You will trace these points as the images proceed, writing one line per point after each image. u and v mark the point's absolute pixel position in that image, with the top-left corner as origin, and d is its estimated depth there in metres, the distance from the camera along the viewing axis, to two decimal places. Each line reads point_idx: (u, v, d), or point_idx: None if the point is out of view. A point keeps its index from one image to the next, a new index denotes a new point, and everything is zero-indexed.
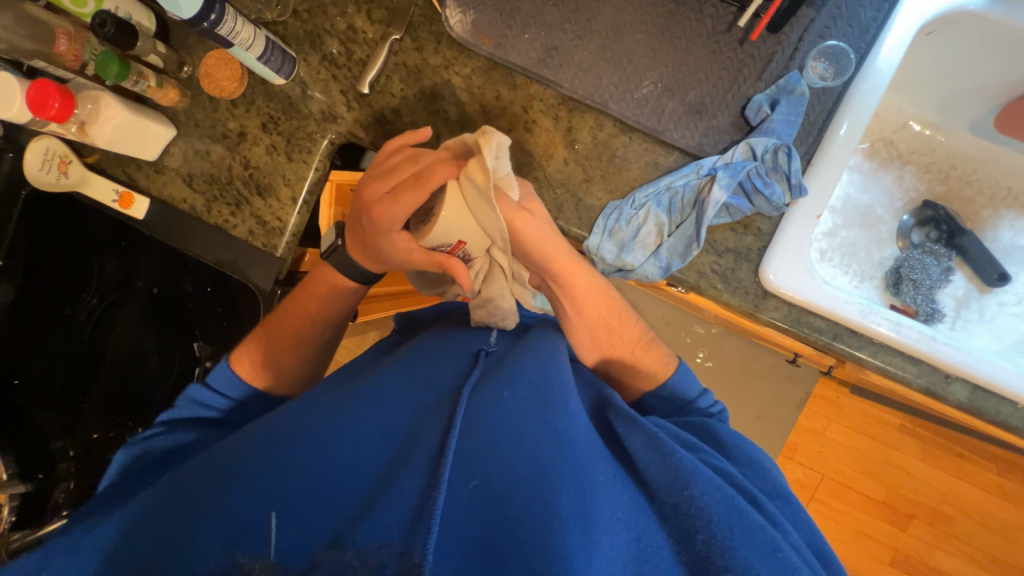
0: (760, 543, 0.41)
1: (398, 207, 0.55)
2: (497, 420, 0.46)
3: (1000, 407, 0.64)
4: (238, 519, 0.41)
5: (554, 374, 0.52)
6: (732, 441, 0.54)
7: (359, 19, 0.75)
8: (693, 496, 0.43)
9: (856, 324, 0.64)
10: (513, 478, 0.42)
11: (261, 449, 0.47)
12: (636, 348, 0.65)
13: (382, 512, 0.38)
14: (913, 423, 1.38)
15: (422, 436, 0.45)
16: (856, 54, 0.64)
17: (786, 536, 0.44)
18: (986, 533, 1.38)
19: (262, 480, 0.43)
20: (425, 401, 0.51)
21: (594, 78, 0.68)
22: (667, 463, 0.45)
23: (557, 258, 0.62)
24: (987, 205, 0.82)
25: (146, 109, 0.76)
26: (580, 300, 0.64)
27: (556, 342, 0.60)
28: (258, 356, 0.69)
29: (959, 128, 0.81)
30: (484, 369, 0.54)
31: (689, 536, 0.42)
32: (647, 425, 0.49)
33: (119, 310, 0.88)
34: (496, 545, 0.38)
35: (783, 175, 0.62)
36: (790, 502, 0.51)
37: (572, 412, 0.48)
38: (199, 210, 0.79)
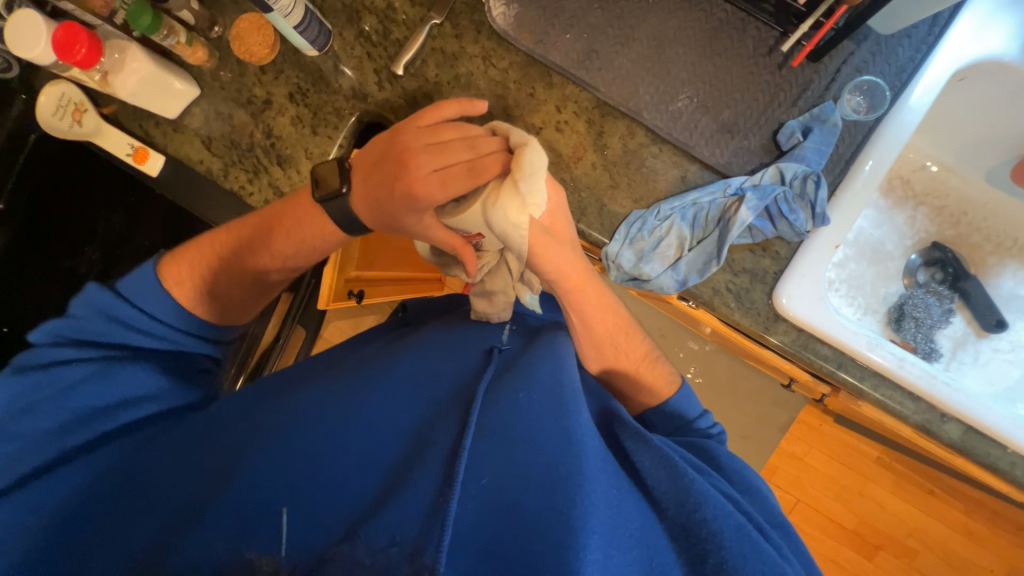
0: (771, 573, 0.40)
1: (441, 190, 0.54)
2: (511, 422, 0.44)
3: (989, 450, 0.66)
4: (245, 507, 0.40)
5: (569, 378, 0.50)
6: (733, 466, 0.53)
7: (400, 0, 0.74)
8: (704, 519, 0.42)
9: (861, 355, 0.65)
10: (528, 486, 0.40)
11: (273, 430, 0.46)
12: (641, 365, 0.65)
13: (398, 507, 0.37)
14: (890, 457, 1.41)
15: (435, 433, 0.44)
16: (891, 91, 0.65)
17: (791, 564, 0.44)
18: (948, 569, 1.42)
19: (274, 464, 0.42)
20: (436, 397, 0.49)
21: (631, 85, 0.68)
22: (678, 483, 0.44)
23: (570, 279, 0.62)
24: (991, 252, 0.84)
25: (171, 65, 0.74)
26: (590, 316, 0.64)
27: (566, 345, 0.57)
28: (203, 279, 0.62)
29: (974, 176, 0.83)
30: (497, 369, 0.53)
31: (699, 559, 0.41)
32: (658, 443, 0.48)
33: (118, 268, 0.84)
34: (507, 554, 0.37)
35: (808, 204, 0.63)
36: (787, 529, 0.50)
37: (587, 420, 0.45)
38: (215, 174, 0.78)
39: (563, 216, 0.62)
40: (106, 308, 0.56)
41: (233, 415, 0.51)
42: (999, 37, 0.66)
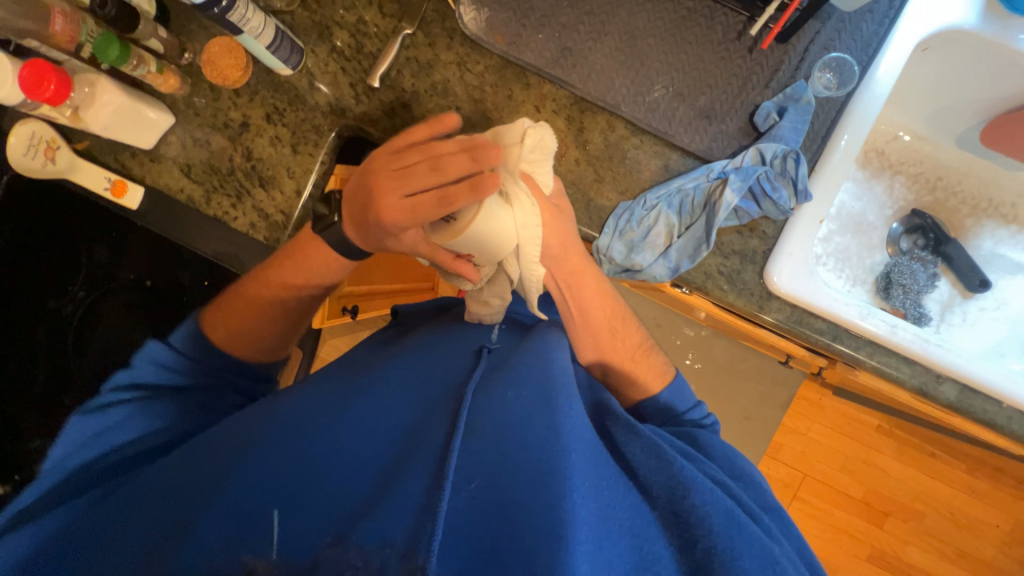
0: (758, 554, 0.41)
1: (405, 206, 0.52)
2: (502, 418, 0.44)
3: (986, 407, 0.67)
4: (239, 512, 0.40)
5: (559, 373, 0.50)
6: (719, 451, 0.55)
7: (370, 13, 0.74)
8: (693, 505, 0.42)
9: (853, 325, 0.67)
10: (518, 481, 0.40)
11: (261, 443, 0.45)
12: (637, 355, 0.65)
13: (388, 510, 0.37)
14: (890, 423, 1.43)
15: (427, 437, 0.43)
16: (859, 66, 0.67)
17: (780, 546, 0.45)
18: (956, 529, 1.44)
19: (263, 475, 0.42)
20: (428, 398, 0.49)
21: (607, 80, 0.69)
22: (666, 471, 0.45)
23: (571, 259, 0.63)
24: (969, 215, 0.86)
25: (143, 95, 0.73)
26: (586, 303, 0.65)
27: (559, 342, 0.57)
28: (233, 321, 0.64)
29: (946, 142, 0.85)
30: (487, 367, 0.52)
31: (690, 543, 0.42)
32: (647, 433, 0.48)
33: (106, 303, 0.84)
34: (499, 549, 0.37)
35: (789, 181, 0.64)
36: (779, 513, 0.52)
37: (577, 414, 0.46)
38: (197, 201, 0.77)
39: (565, 201, 0.65)
40: (154, 356, 0.59)
41: (221, 430, 0.49)
42: (957, 6, 0.68)
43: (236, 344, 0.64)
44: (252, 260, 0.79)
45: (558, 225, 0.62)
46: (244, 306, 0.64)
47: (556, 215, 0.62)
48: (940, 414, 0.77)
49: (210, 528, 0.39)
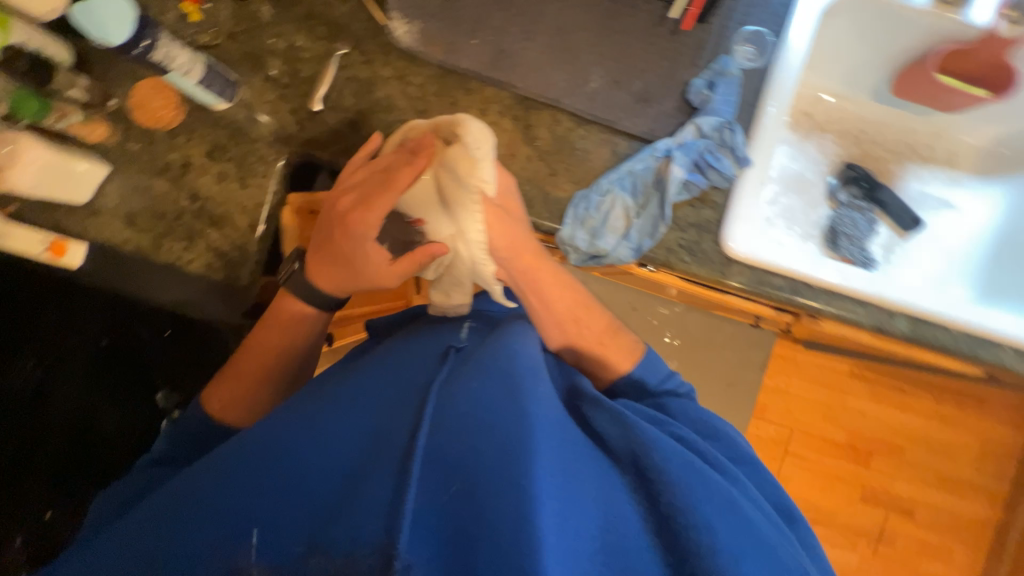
0: (718, 500, 0.43)
1: (370, 211, 0.60)
2: (466, 409, 0.45)
3: (937, 333, 0.72)
4: (217, 535, 0.42)
5: (524, 359, 0.51)
6: (689, 415, 0.59)
7: (301, 38, 0.73)
8: (654, 463, 0.45)
9: (809, 277, 0.71)
10: (481, 466, 0.40)
11: (233, 465, 0.46)
12: (605, 338, 0.67)
13: (359, 511, 0.39)
14: (860, 367, 1.52)
15: (393, 439, 0.44)
16: (773, 36, 0.72)
17: (745, 492, 0.48)
18: (934, 455, 1.53)
19: (239, 497, 0.43)
20: (397, 399, 0.49)
21: (545, 76, 0.71)
22: (630, 437, 0.48)
23: (523, 257, 0.64)
24: (893, 161, 0.93)
25: (71, 149, 0.70)
26: (549, 297, 0.66)
27: (526, 331, 0.58)
28: (227, 394, 0.67)
29: (862, 98, 0.92)
30: (453, 365, 0.52)
31: (654, 500, 0.44)
32: (611, 403, 0.51)
33: (60, 375, 0.76)
34: (464, 536, 0.38)
35: (729, 149, 0.67)
36: (754, 467, 0.57)
37: (542, 394, 0.47)
38: (145, 249, 0.74)
39: (514, 199, 0.65)
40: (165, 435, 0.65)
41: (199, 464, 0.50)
42: None
43: (228, 413, 0.66)
44: (213, 302, 0.76)
45: (505, 224, 0.63)
46: (235, 372, 0.68)
47: (501, 216, 0.62)
48: (902, 347, 0.82)
49: (199, 556, 0.41)
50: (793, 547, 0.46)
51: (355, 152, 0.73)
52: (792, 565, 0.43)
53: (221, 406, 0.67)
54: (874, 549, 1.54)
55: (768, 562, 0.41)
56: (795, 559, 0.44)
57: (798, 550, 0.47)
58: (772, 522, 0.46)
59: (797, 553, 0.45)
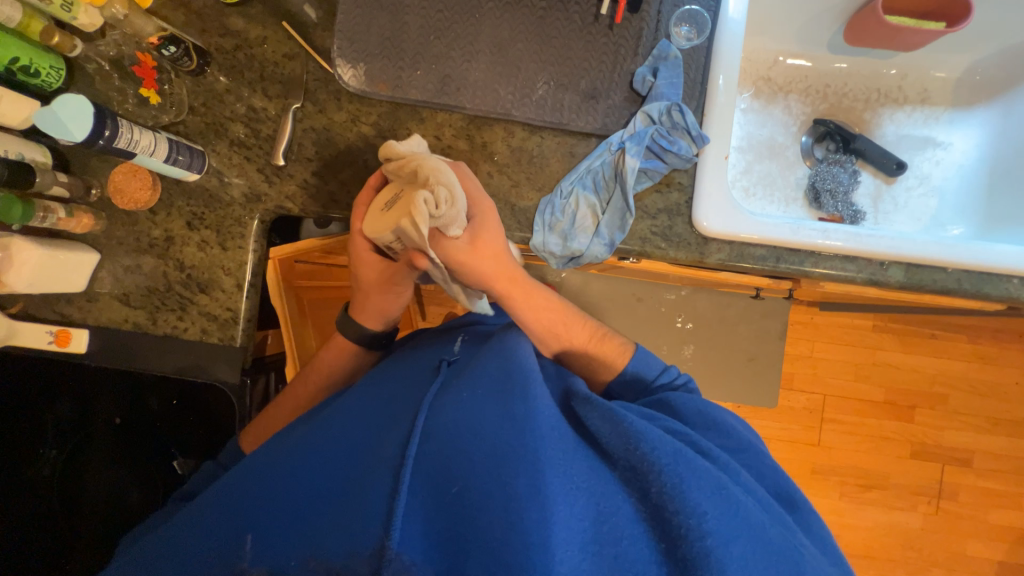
0: (707, 482, 0.42)
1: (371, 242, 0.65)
2: (457, 417, 0.45)
3: (935, 276, 0.70)
4: (209, 554, 0.41)
5: (512, 367, 0.51)
6: (691, 410, 0.56)
7: (257, 99, 0.76)
8: (644, 452, 0.43)
9: (791, 242, 0.69)
10: (472, 468, 0.41)
11: (221, 502, 0.45)
12: (591, 345, 0.67)
13: (352, 520, 0.39)
14: (883, 320, 1.46)
15: (385, 451, 0.44)
16: (710, 12, 0.72)
17: (737, 478, 0.47)
18: (980, 398, 1.46)
19: (230, 517, 0.43)
20: (388, 416, 0.50)
21: (492, 92, 0.72)
22: (620, 430, 0.46)
23: (502, 278, 0.63)
24: (866, 108, 0.91)
25: (61, 242, 0.74)
26: (532, 312, 0.65)
27: (519, 339, 0.58)
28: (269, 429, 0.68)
29: (822, 52, 0.90)
30: (445, 379, 0.52)
31: (646, 490, 0.42)
32: (601, 400, 0.49)
33: (86, 450, 0.84)
34: (460, 535, 0.38)
35: (683, 131, 0.67)
36: (752, 451, 0.54)
37: (532, 397, 0.47)
38: (144, 324, 0.77)
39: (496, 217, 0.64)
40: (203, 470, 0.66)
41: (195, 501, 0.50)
42: None
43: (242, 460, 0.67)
44: (212, 364, 0.77)
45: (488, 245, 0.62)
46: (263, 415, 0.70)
47: (482, 236, 0.61)
48: (912, 296, 0.79)
49: None
50: (786, 527, 0.45)
51: (325, 197, 0.75)
52: (783, 544, 0.41)
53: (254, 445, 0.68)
54: (936, 506, 1.47)
55: (759, 542, 0.40)
56: (787, 539, 0.42)
57: (792, 531, 0.45)
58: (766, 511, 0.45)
59: (789, 532, 0.44)
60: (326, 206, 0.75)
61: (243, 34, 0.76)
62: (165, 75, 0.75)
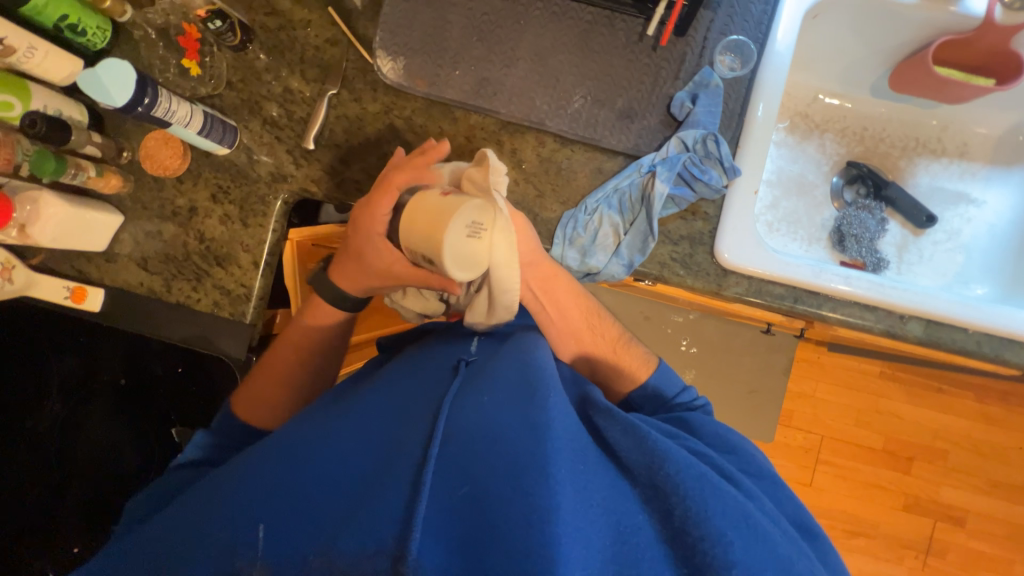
0: (734, 511, 0.40)
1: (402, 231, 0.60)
2: (477, 422, 0.45)
3: (954, 336, 0.69)
4: (226, 539, 0.41)
5: (535, 372, 0.50)
6: (710, 431, 0.55)
7: (294, 81, 0.77)
8: (668, 474, 0.42)
9: (811, 285, 0.68)
10: (493, 475, 0.40)
11: (238, 487, 0.45)
12: (617, 348, 0.66)
13: (370, 518, 0.38)
14: (892, 368, 1.44)
15: (406, 448, 0.44)
16: (756, 44, 0.71)
17: (761, 507, 0.44)
18: (981, 459, 1.43)
19: (246, 504, 0.43)
20: (408, 412, 0.50)
21: (528, 100, 0.72)
22: (643, 447, 0.44)
23: (541, 267, 0.64)
24: (901, 156, 0.90)
25: (87, 200, 0.74)
26: (564, 307, 0.65)
27: (536, 343, 0.56)
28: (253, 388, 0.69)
29: (862, 94, 0.89)
30: (463, 379, 0.52)
31: (668, 512, 0.40)
32: (625, 415, 0.48)
33: (86, 408, 0.84)
34: (479, 542, 0.37)
35: (716, 161, 0.66)
36: (771, 480, 0.51)
37: (555, 407, 0.46)
38: (158, 291, 0.78)
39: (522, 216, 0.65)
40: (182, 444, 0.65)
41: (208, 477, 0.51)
42: None
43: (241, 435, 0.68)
44: (219, 338, 0.79)
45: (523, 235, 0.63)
46: (265, 373, 0.69)
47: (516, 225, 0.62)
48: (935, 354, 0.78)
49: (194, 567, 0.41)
50: (812, 563, 0.41)
51: (347, 185, 0.75)
52: None
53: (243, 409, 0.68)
54: (922, 562, 1.44)
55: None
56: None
57: (819, 569, 0.42)
58: (790, 540, 0.42)
59: (814, 566, 0.42)
60: (350, 195, 0.75)
61: (289, 15, 0.77)
62: (207, 47, 0.76)
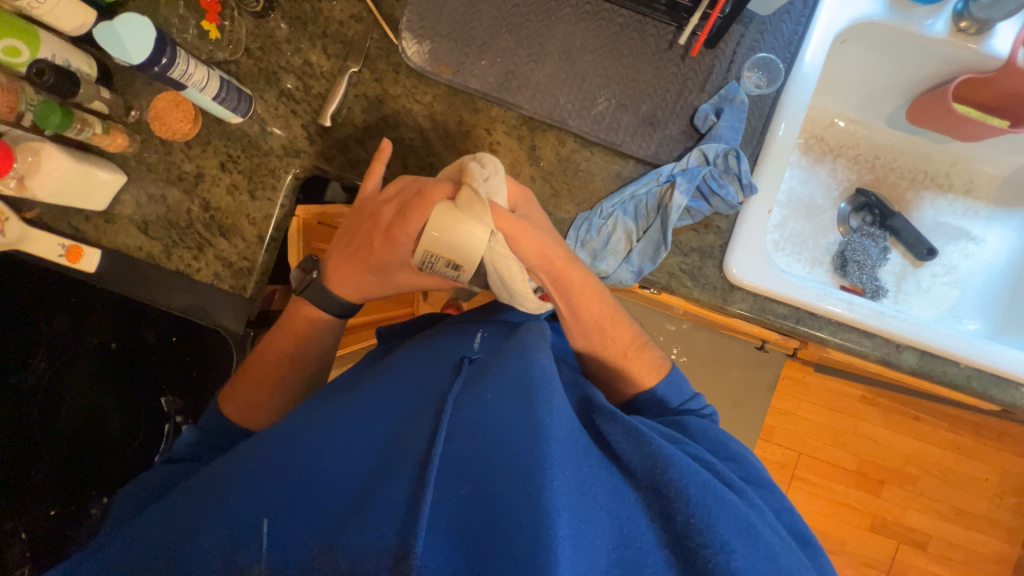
0: (736, 520, 0.41)
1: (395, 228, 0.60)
2: (481, 421, 0.44)
3: (946, 368, 0.70)
4: (229, 528, 0.41)
5: (540, 368, 0.48)
6: (705, 435, 0.56)
7: (315, 55, 0.75)
8: (672, 480, 0.42)
9: (814, 307, 0.69)
10: (497, 476, 0.41)
11: (244, 472, 0.46)
12: (630, 351, 0.65)
13: (372, 516, 0.38)
14: (874, 393, 1.47)
15: (410, 445, 0.44)
16: (784, 64, 0.71)
17: (762, 515, 0.45)
18: (949, 487, 1.48)
19: (250, 494, 0.43)
20: (412, 407, 0.49)
21: (552, 98, 0.71)
22: (645, 451, 0.45)
23: (553, 264, 0.61)
24: (908, 187, 0.91)
25: (91, 158, 0.72)
26: (580, 308, 0.63)
27: (539, 342, 0.54)
28: (244, 393, 0.67)
29: (877, 123, 0.90)
30: (468, 375, 0.51)
31: (670, 517, 0.41)
32: (626, 418, 0.48)
33: (72, 371, 0.82)
34: (483, 543, 0.38)
35: (734, 177, 0.66)
36: (769, 489, 0.52)
37: (557, 407, 0.45)
38: (157, 257, 0.76)
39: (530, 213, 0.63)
40: None
41: (211, 466, 0.51)
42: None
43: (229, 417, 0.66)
44: (219, 311, 0.78)
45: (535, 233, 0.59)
46: (249, 380, 0.68)
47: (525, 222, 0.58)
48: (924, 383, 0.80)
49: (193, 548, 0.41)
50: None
51: (361, 166, 0.74)
52: None
53: (236, 410, 0.67)
54: None
55: None
56: None
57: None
58: (788, 547, 0.43)
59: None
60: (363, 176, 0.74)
61: None
62: (228, 11, 0.73)
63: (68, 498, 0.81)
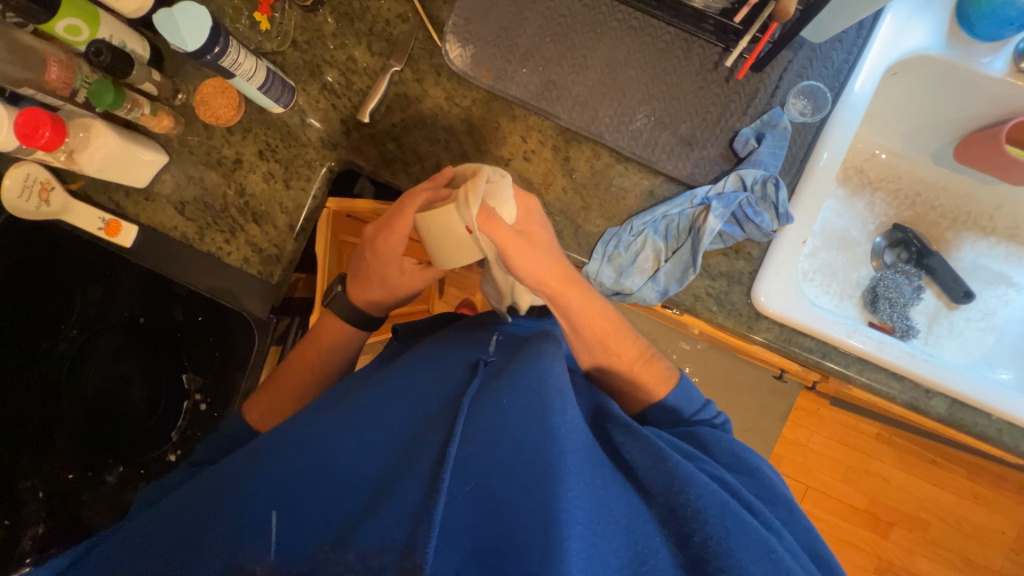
0: (755, 544, 0.40)
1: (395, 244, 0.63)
2: (499, 423, 0.44)
3: (977, 419, 0.68)
4: (242, 522, 0.41)
5: (555, 377, 0.49)
6: (723, 448, 0.54)
7: (359, 51, 0.76)
8: (688, 499, 0.42)
9: (842, 343, 0.68)
10: (512, 481, 0.41)
11: (262, 461, 0.47)
12: (635, 365, 0.64)
13: (385, 513, 0.38)
14: (890, 432, 1.43)
15: (425, 444, 0.44)
16: (832, 93, 0.69)
17: (780, 539, 0.43)
18: (961, 536, 1.42)
19: (267, 486, 0.43)
20: (428, 407, 0.50)
21: (591, 110, 0.71)
22: (662, 468, 0.44)
23: (550, 283, 0.60)
24: (949, 228, 0.89)
25: (138, 137, 0.74)
26: (576, 315, 0.62)
27: (554, 352, 0.55)
28: (268, 404, 0.69)
29: (922, 158, 0.88)
30: (483, 379, 0.51)
31: (686, 537, 0.41)
32: (641, 430, 0.48)
33: (100, 338, 0.86)
34: (495, 550, 0.38)
35: (771, 205, 0.65)
36: (787, 506, 0.50)
37: (570, 417, 0.45)
38: (191, 237, 0.78)
39: (537, 217, 0.61)
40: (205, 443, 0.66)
41: (232, 456, 0.51)
42: (921, 32, 0.70)
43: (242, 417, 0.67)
44: (246, 296, 0.80)
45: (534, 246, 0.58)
46: (278, 386, 0.71)
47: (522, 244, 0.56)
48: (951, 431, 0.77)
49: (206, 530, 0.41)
50: None
51: (393, 164, 0.75)
52: None
53: (261, 416, 0.68)
54: None
55: None
56: None
57: None
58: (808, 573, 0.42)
59: None
60: (396, 174, 0.75)
61: None
62: (279, 3, 0.75)
63: (86, 463, 0.84)
